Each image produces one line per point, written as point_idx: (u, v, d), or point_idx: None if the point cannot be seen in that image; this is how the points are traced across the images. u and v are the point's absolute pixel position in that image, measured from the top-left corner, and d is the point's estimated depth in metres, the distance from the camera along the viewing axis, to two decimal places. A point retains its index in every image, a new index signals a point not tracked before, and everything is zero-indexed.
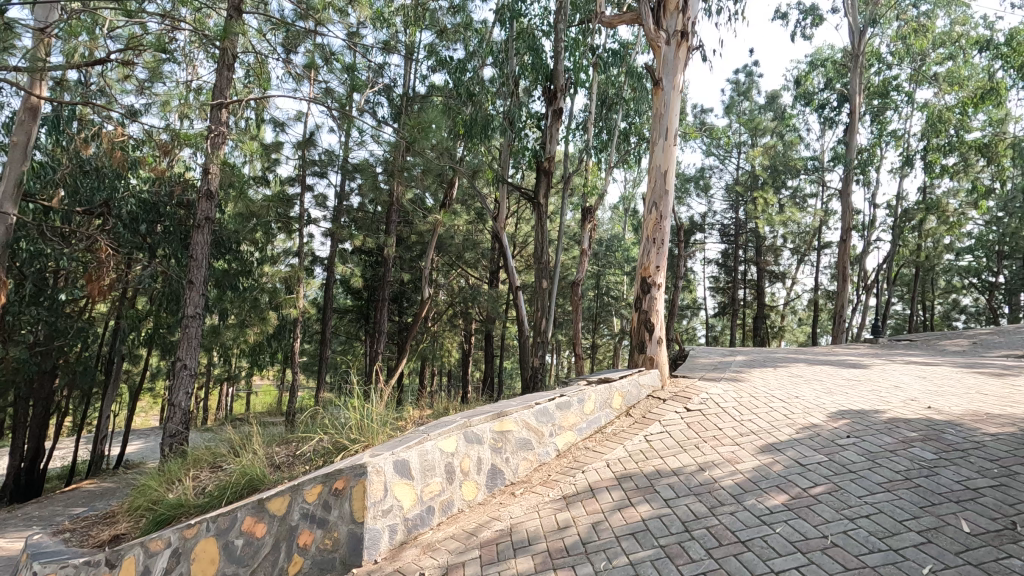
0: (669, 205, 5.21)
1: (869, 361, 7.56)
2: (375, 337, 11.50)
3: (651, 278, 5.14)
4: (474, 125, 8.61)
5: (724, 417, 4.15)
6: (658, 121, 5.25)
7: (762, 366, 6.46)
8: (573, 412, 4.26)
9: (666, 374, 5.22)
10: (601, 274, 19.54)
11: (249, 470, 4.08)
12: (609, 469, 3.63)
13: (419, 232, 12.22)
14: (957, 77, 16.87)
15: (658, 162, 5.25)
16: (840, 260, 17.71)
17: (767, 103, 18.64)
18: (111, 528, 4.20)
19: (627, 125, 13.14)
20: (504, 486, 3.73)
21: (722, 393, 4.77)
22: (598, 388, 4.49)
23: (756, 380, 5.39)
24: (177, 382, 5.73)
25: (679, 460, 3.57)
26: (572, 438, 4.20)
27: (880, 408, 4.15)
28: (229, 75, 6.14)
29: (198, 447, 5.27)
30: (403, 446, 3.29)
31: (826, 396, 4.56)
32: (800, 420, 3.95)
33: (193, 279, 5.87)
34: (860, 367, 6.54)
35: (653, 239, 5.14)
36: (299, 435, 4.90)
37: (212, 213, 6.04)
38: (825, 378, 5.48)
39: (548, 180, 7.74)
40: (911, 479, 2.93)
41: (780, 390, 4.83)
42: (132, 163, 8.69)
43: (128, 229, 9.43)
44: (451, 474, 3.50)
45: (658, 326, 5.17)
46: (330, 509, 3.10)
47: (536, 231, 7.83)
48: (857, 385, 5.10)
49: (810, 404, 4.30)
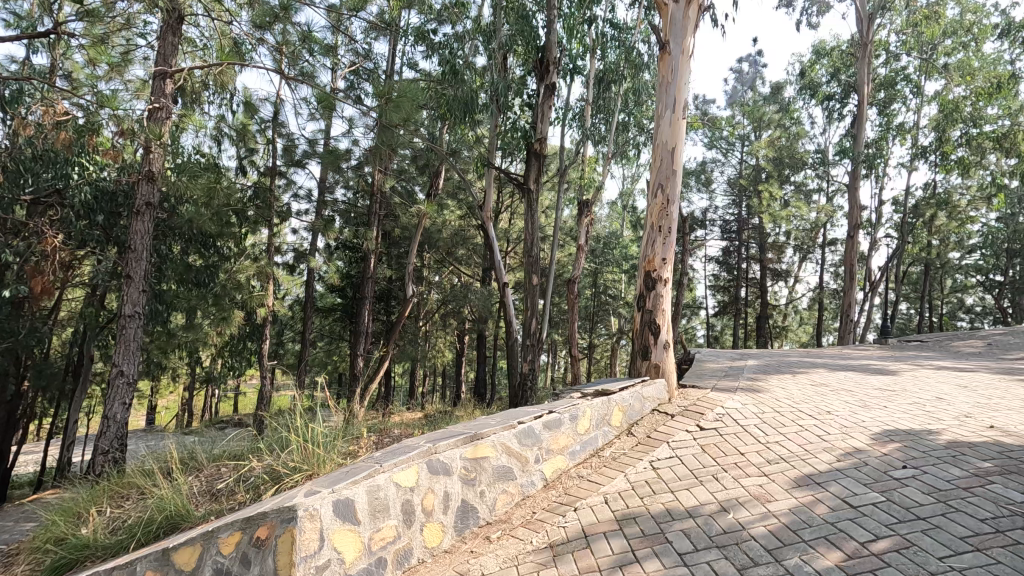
0: (677, 187, 4.50)
1: (894, 365, 6.85)
2: (357, 340, 10.73)
3: (656, 272, 4.43)
4: (453, 102, 7.57)
5: (746, 439, 3.45)
6: (664, 91, 4.56)
7: (776, 372, 5.76)
8: (564, 433, 3.54)
9: (673, 384, 4.48)
10: (599, 271, 18.77)
11: (168, 504, 3.37)
12: (608, 508, 2.92)
13: (405, 226, 11.49)
14: (968, 68, 16.25)
15: (664, 138, 4.55)
16: (847, 258, 17.01)
17: (771, 94, 17.91)
18: (5, 573, 3.48)
19: (628, 116, 12.74)
20: (477, 528, 3.02)
21: (741, 407, 4.05)
22: (595, 401, 3.76)
23: (776, 389, 4.69)
24: (113, 392, 5.00)
25: (695, 496, 2.86)
26: (562, 463, 3.49)
27: (933, 428, 3.46)
28: (174, 40, 5.37)
29: (129, 467, 4.53)
30: (349, 479, 2.57)
31: (864, 413, 3.85)
32: (840, 444, 3.24)
33: (131, 273, 5.10)
34: (887, 374, 5.84)
35: (658, 228, 4.45)
36: (245, 455, 4.18)
37: (154, 196, 5.20)
38: (854, 388, 4.80)
39: (541, 163, 6.91)
40: (1002, 532, 2.23)
41: (808, 403, 4.13)
42: (76, 150, 7.74)
43: (84, 220, 8.59)
44: (410, 514, 2.76)
45: (664, 328, 4.44)
46: (249, 565, 2.35)
47: (526, 218, 7.00)
48: (893, 396, 4.41)
49: (847, 423, 3.60)
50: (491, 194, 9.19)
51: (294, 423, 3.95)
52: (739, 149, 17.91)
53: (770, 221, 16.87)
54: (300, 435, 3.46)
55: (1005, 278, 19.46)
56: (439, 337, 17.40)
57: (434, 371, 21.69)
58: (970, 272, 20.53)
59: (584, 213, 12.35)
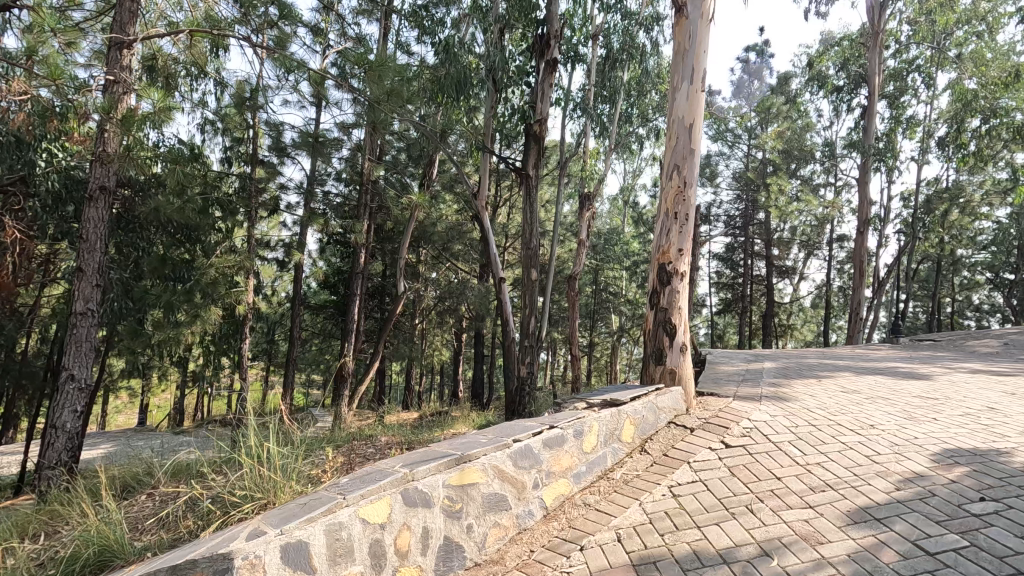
0: (694, 168, 3.98)
1: (922, 368, 6.34)
2: (345, 340, 10.11)
3: (671, 265, 3.91)
4: (446, 81, 6.94)
5: (781, 459, 2.93)
6: (680, 60, 4.03)
7: (799, 376, 5.24)
8: (567, 452, 3.01)
9: (691, 393, 3.94)
10: (600, 268, 18.02)
11: (97, 538, 2.75)
12: (620, 549, 2.39)
13: (398, 221, 10.91)
14: (982, 57, 15.72)
15: (680, 114, 4.03)
16: (857, 255, 16.45)
17: (778, 85, 17.33)
18: None
19: (631, 105, 12.22)
20: (463, 571, 2.48)
21: (770, 419, 3.52)
22: (602, 413, 3.22)
23: (805, 397, 4.15)
24: (61, 399, 4.49)
25: (727, 535, 2.34)
26: (565, 489, 2.96)
27: (998, 447, 2.95)
28: (133, 5, 4.84)
29: (73, 485, 3.97)
30: (305, 516, 2.00)
31: (914, 427, 3.33)
32: (896, 468, 2.73)
33: (82, 266, 4.57)
34: (921, 378, 5.31)
35: (673, 214, 3.94)
36: (199, 472, 3.58)
37: (109, 179, 4.68)
38: (891, 395, 4.27)
39: (539, 146, 6.32)
40: None
41: (846, 414, 3.61)
42: (39, 135, 7.10)
43: (52, 212, 8.03)
44: (379, 559, 2.20)
45: (680, 329, 3.91)
46: None
47: (524, 209, 6.38)
48: (939, 406, 3.89)
49: (897, 440, 3.08)
50: (488, 185, 8.62)
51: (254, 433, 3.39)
52: (746, 142, 17.32)
53: (777, 216, 16.29)
54: (252, 445, 2.83)
55: (1016, 277, 18.94)
56: (436, 334, 16.88)
57: (431, 370, 21.13)
58: (979, 270, 20.02)
59: (585, 207, 11.81)
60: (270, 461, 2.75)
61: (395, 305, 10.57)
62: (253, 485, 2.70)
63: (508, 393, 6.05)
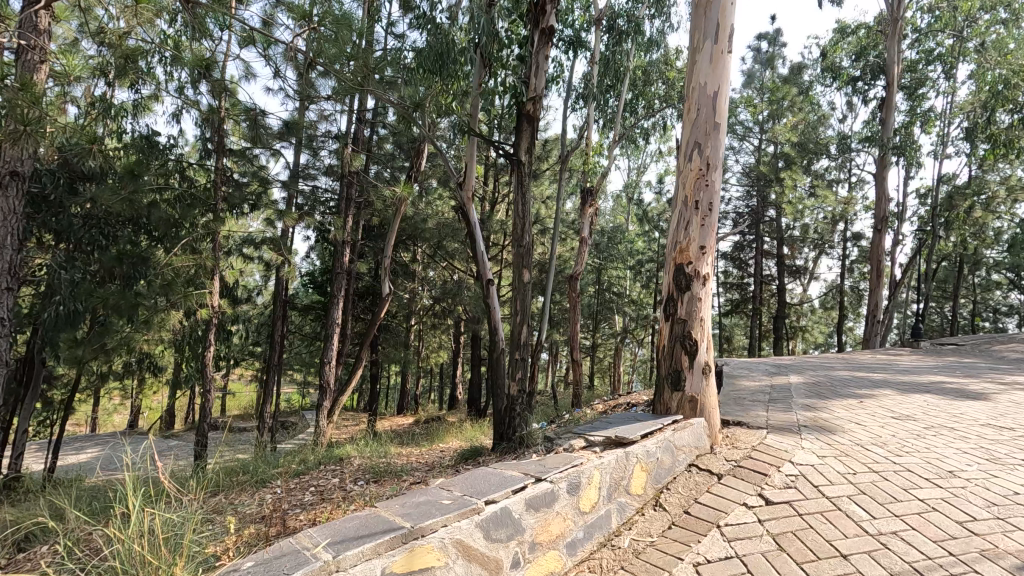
0: (719, 148, 3.25)
1: (968, 382, 5.59)
2: (325, 346, 9.27)
3: (691, 266, 3.18)
4: (424, 55, 6.41)
5: (843, 527, 2.20)
6: (703, 13, 3.29)
7: (836, 396, 4.46)
8: (558, 515, 2.26)
9: (714, 427, 3.19)
10: (603, 268, 17.25)
11: None
12: None
13: (384, 216, 10.15)
14: (1006, 47, 14.93)
15: (701, 81, 3.29)
16: (873, 254, 15.59)
17: (790, 75, 16.48)
18: None
19: (635, 94, 11.43)
20: None
21: (819, 463, 2.78)
22: (606, 458, 2.50)
23: (852, 428, 3.40)
24: None
25: None
26: (556, 563, 2.21)
27: None
28: None
29: None
30: None
31: (1008, 477, 2.59)
32: (1007, 547, 2.00)
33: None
34: (978, 398, 4.55)
35: (694, 204, 3.22)
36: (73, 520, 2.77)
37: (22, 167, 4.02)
38: (956, 425, 3.53)
39: (532, 130, 5.58)
40: None
41: (915, 456, 2.87)
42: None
43: None
44: None
45: (702, 346, 3.17)
46: None
47: (514, 201, 5.61)
48: (1021, 441, 3.16)
49: (995, 501, 2.35)
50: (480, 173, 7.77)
51: (143, 466, 2.63)
52: (757, 136, 16.49)
53: (791, 214, 15.44)
54: (128, 486, 2.05)
55: None
56: (431, 336, 16.15)
57: (427, 372, 20.40)
58: (999, 270, 19.19)
59: (585, 203, 10.98)
60: (156, 510, 1.98)
61: (381, 306, 9.80)
62: (129, 559, 1.92)
63: (495, 413, 5.27)
